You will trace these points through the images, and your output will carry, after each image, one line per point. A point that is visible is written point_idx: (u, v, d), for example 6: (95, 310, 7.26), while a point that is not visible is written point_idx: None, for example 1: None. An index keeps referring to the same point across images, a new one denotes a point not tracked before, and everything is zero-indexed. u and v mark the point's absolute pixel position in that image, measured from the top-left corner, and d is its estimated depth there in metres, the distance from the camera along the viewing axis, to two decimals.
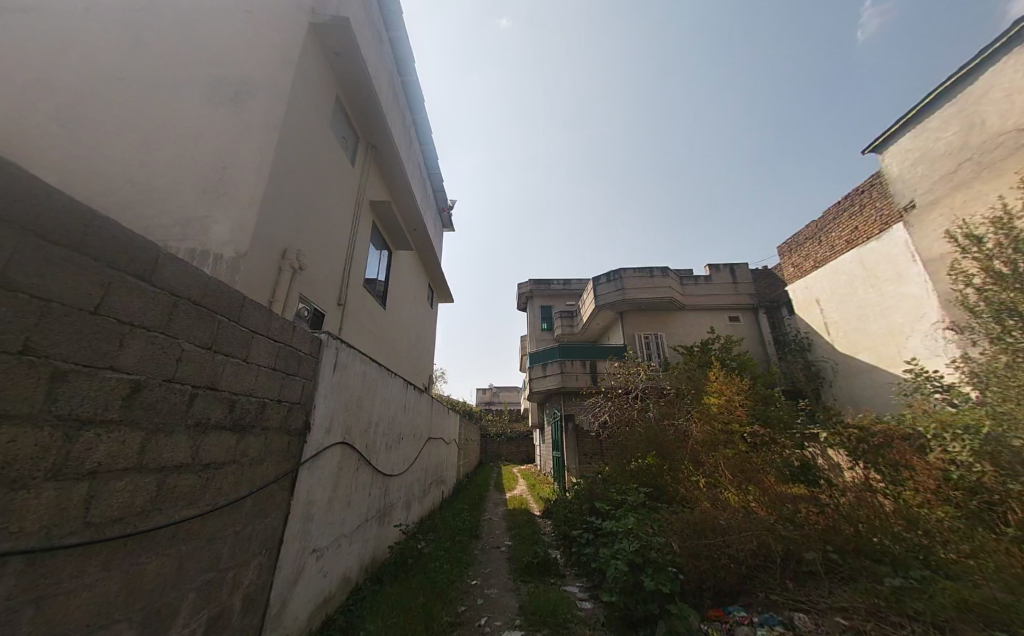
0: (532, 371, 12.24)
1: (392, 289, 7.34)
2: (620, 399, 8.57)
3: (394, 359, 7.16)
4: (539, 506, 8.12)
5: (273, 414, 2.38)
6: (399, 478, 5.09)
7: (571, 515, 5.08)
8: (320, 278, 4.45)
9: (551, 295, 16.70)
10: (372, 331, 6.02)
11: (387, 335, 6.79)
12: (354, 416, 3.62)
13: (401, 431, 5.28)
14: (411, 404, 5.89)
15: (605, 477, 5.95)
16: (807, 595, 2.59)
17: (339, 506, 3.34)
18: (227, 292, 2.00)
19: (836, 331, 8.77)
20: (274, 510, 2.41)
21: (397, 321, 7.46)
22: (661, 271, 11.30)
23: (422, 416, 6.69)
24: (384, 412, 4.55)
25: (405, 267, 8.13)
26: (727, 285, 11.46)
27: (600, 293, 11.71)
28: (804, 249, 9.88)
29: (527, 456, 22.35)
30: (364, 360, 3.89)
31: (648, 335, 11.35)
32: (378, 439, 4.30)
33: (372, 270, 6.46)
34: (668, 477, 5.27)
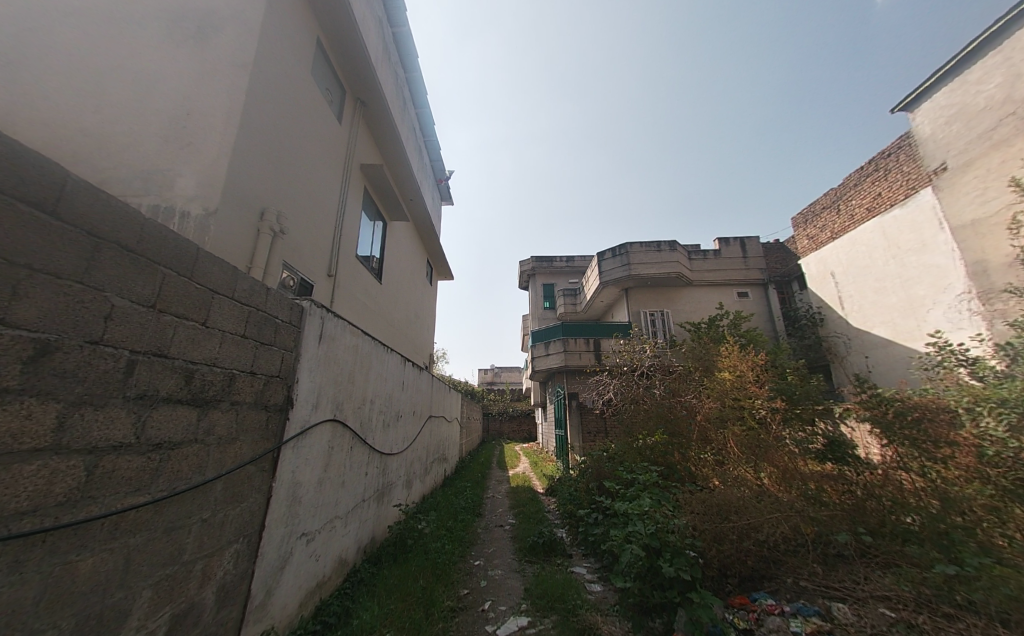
0: (534, 350, 12.00)
1: (388, 263, 6.99)
2: (626, 376, 8.31)
3: (391, 336, 6.88)
4: (542, 483, 8.03)
5: (245, 387, 2.08)
6: (398, 456, 4.88)
7: (576, 494, 4.91)
8: (307, 245, 4.10)
9: (553, 272, 16.29)
10: (367, 306, 5.73)
11: (384, 310, 6.48)
12: (346, 392, 3.34)
13: (399, 409, 5.04)
14: (410, 381, 5.64)
15: (612, 456, 5.76)
16: (841, 580, 2.38)
17: (332, 487, 3.11)
18: (174, 241, 1.66)
19: (851, 305, 8.44)
20: (252, 493, 2.16)
21: (393, 296, 7.14)
22: (668, 245, 10.86)
23: (423, 395, 6.49)
24: (380, 389, 4.28)
25: (402, 240, 7.75)
26: (737, 260, 11.03)
27: (604, 268, 11.31)
28: (820, 219, 9.40)
29: (529, 434, 22.53)
30: (355, 333, 3.57)
31: (654, 312, 11.02)
32: (374, 416, 4.04)
33: (366, 242, 6.10)
34: (678, 455, 5.06)
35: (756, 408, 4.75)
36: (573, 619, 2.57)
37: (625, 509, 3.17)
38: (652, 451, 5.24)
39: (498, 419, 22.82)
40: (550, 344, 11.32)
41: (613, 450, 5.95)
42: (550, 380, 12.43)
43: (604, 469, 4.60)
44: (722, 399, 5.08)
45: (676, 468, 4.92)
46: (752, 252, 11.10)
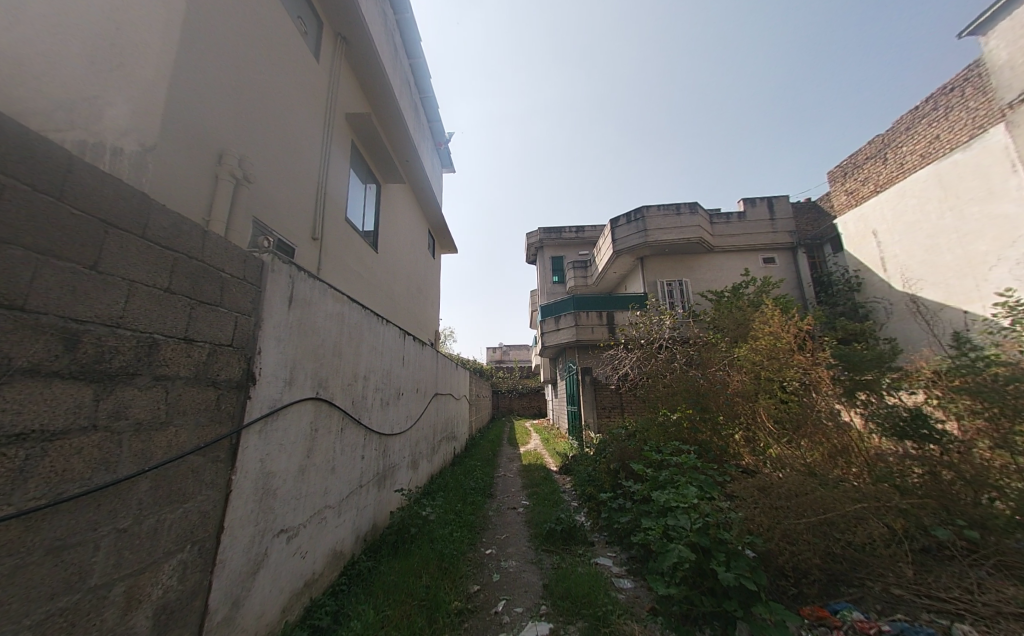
0: (544, 324, 11.47)
1: (384, 230, 6.42)
2: (645, 349, 7.77)
3: (392, 310, 6.43)
4: (556, 461, 7.71)
5: (177, 358, 1.59)
6: (400, 436, 4.48)
7: (595, 474, 4.47)
8: (282, 200, 3.56)
9: (562, 244, 15.50)
10: (363, 275, 5.26)
11: (381, 281, 5.97)
12: (330, 366, 2.86)
13: (400, 386, 4.61)
14: (412, 356, 5.19)
15: (632, 432, 5.30)
16: (948, 589, 1.90)
17: (318, 473, 2.68)
18: (23, 139, 1.12)
19: (894, 265, 7.69)
20: (201, 491, 1.71)
21: (392, 267, 6.64)
22: (688, 209, 10.04)
23: (428, 370, 6.10)
24: (375, 364, 3.81)
25: (399, 206, 7.15)
26: (763, 222, 10.23)
27: (618, 236, 10.54)
28: (862, 172, 8.45)
29: (539, 410, 22.48)
30: (339, 298, 3.06)
31: (672, 281, 10.35)
32: (368, 394, 3.59)
33: (359, 205, 5.54)
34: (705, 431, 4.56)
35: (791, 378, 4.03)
36: (602, 627, 2.16)
37: (660, 496, 2.71)
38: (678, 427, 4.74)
39: (508, 395, 22.76)
40: (561, 318, 10.78)
41: (633, 426, 5.50)
42: (561, 355, 11.99)
43: (624, 446, 4.13)
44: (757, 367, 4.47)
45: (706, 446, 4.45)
46: (780, 213, 10.28)
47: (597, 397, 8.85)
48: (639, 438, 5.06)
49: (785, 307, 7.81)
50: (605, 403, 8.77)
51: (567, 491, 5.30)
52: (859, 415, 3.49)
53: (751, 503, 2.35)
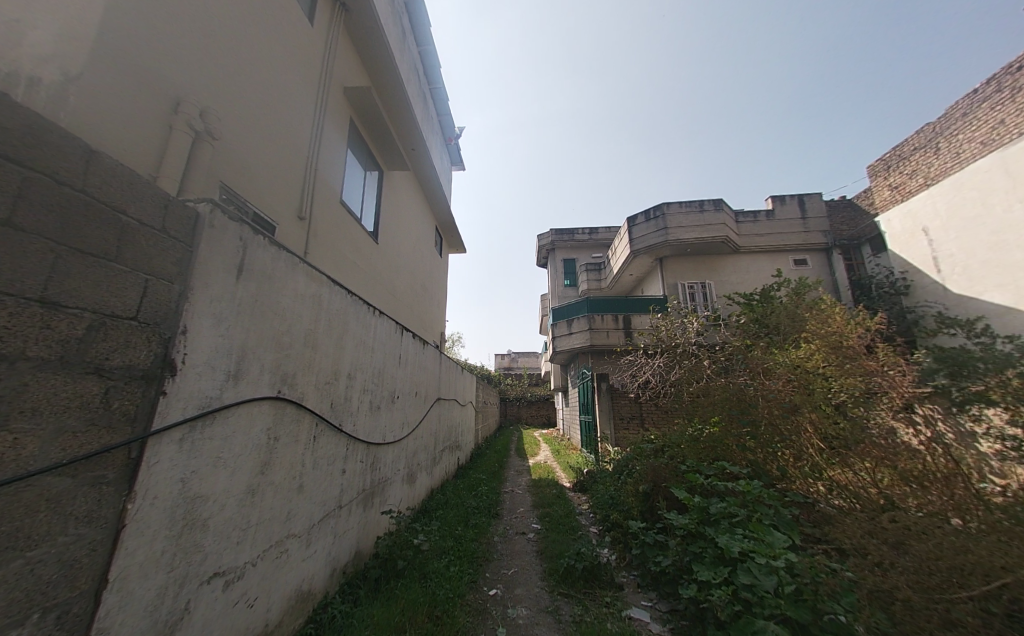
0: (556, 328, 10.86)
1: (386, 219, 5.95)
2: (667, 354, 7.07)
3: (391, 305, 5.93)
4: (570, 476, 7.02)
5: (23, 327, 1.04)
6: (393, 447, 3.88)
7: (621, 495, 3.85)
8: (260, 168, 3.08)
9: (575, 246, 14.93)
10: (358, 264, 4.75)
11: (380, 274, 5.47)
12: (300, 359, 2.30)
13: (397, 388, 4.07)
14: (412, 355, 4.66)
15: (664, 447, 4.69)
16: None
17: (280, 494, 2.11)
18: None
19: (950, 266, 6.93)
20: (61, 529, 1.14)
21: (393, 260, 6.16)
22: (713, 206, 9.40)
23: (430, 372, 5.57)
24: (364, 362, 3.25)
25: (404, 196, 6.70)
26: (794, 222, 9.61)
27: (636, 234, 9.92)
28: (909, 164, 7.73)
29: (547, 420, 21.74)
30: (317, 278, 2.52)
31: (694, 283, 9.69)
32: (352, 396, 3.01)
33: (357, 190, 5.08)
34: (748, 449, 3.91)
35: (848, 385, 3.43)
36: None
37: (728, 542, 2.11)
38: (714, 443, 4.10)
39: (516, 403, 22.08)
40: (574, 321, 10.17)
41: (661, 440, 4.83)
42: (574, 361, 11.33)
43: (654, 462, 3.53)
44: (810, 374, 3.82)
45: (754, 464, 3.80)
46: (812, 212, 9.64)
47: (613, 406, 8.00)
48: (672, 454, 4.46)
49: (830, 305, 6.99)
50: (623, 413, 7.91)
51: (585, 515, 4.63)
52: (922, 435, 2.87)
53: (866, 573, 1.86)
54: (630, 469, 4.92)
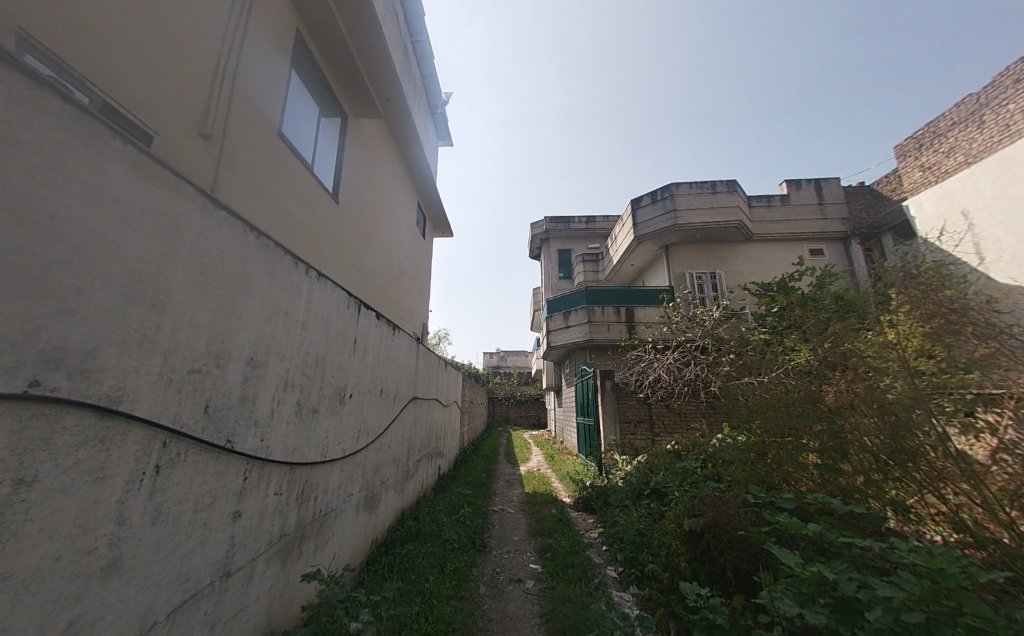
0: (551, 322, 9.88)
1: (351, 176, 4.80)
2: (684, 354, 6.45)
3: (357, 282, 4.81)
4: (569, 488, 6.04)
5: None
6: (337, 466, 2.76)
7: (659, 531, 2.87)
8: (107, 29, 1.94)
9: (570, 236, 13.94)
10: (305, 221, 3.64)
11: (339, 241, 4.33)
12: (112, 323, 1.20)
13: (351, 385, 2.98)
14: (377, 341, 3.57)
15: (715, 469, 3.62)
16: None
17: (32, 598, 1.01)
18: None
19: (991, 252, 6.23)
20: None
21: (362, 228, 5.07)
22: (726, 187, 8.52)
23: (403, 365, 4.49)
24: (289, 344, 2.16)
25: (378, 156, 5.61)
26: (812, 208, 8.85)
27: (641, 218, 8.98)
28: (946, 142, 7.12)
29: (538, 421, 20.93)
30: (169, 184, 1.42)
31: (703, 273, 8.84)
32: (259, 394, 1.90)
33: (310, 131, 3.96)
34: (818, 444, 2.81)
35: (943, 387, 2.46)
36: None
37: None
38: (766, 460, 3.10)
39: (505, 403, 21.13)
40: (571, 314, 9.22)
41: (713, 462, 3.73)
42: (570, 357, 10.35)
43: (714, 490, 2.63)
44: (893, 350, 2.74)
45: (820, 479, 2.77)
46: (830, 198, 8.90)
47: (619, 409, 6.56)
48: (724, 479, 3.40)
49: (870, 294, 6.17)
50: (629, 416, 6.51)
51: (599, 551, 3.50)
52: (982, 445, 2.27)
53: None
54: (660, 492, 3.85)
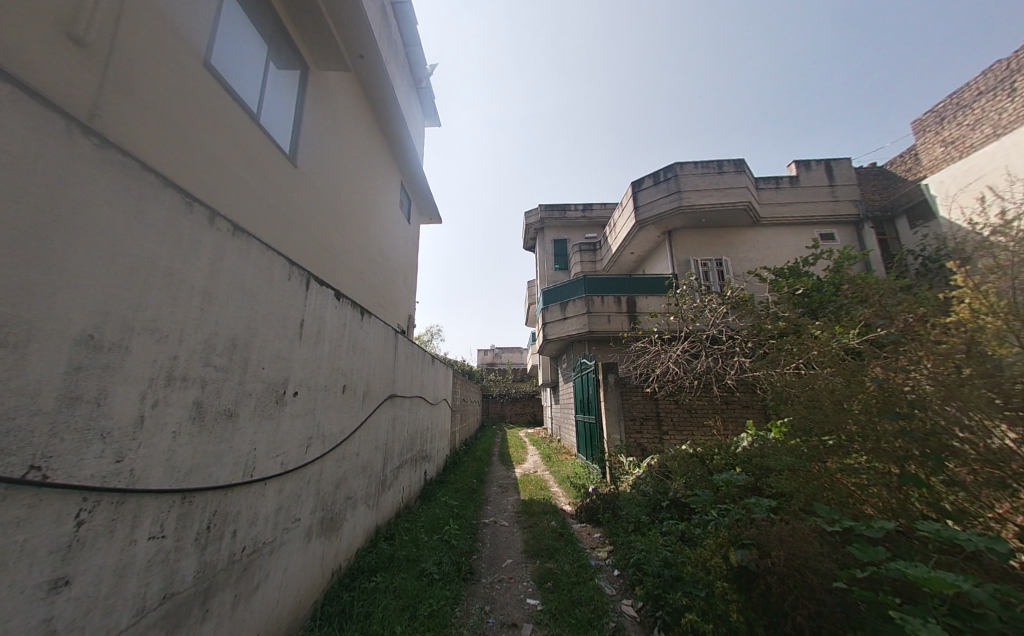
0: (546, 313, 9.25)
1: (315, 136, 4.12)
2: (694, 346, 5.86)
3: (321, 260, 4.17)
4: (568, 494, 5.45)
5: None
6: (273, 486, 2.11)
7: (694, 562, 2.26)
8: None
9: (566, 225, 13.31)
10: (245, 179, 2.99)
11: (294, 209, 3.67)
12: None
13: (296, 380, 2.32)
14: (339, 327, 2.92)
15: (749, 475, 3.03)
16: None
17: None
18: None
19: None
20: None
21: (329, 200, 4.42)
22: (733, 167, 7.94)
23: (378, 357, 3.83)
24: (178, 322, 1.50)
25: (350, 120, 4.95)
26: (822, 189, 8.31)
27: (642, 201, 8.36)
28: (972, 114, 6.66)
29: (533, 418, 20.39)
30: None
31: (708, 260, 8.28)
32: (111, 393, 1.24)
33: (256, 73, 3.27)
34: (877, 436, 2.16)
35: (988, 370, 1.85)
36: None
37: None
38: (810, 468, 2.44)
39: (499, 400, 20.55)
40: (568, 305, 8.61)
41: (746, 467, 3.11)
42: (567, 351, 9.74)
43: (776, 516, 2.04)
44: None
45: (874, 481, 2.10)
46: (841, 179, 8.37)
47: (623, 405, 5.84)
48: (766, 489, 2.79)
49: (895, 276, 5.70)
50: (634, 413, 5.81)
51: (613, 579, 2.85)
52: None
53: None
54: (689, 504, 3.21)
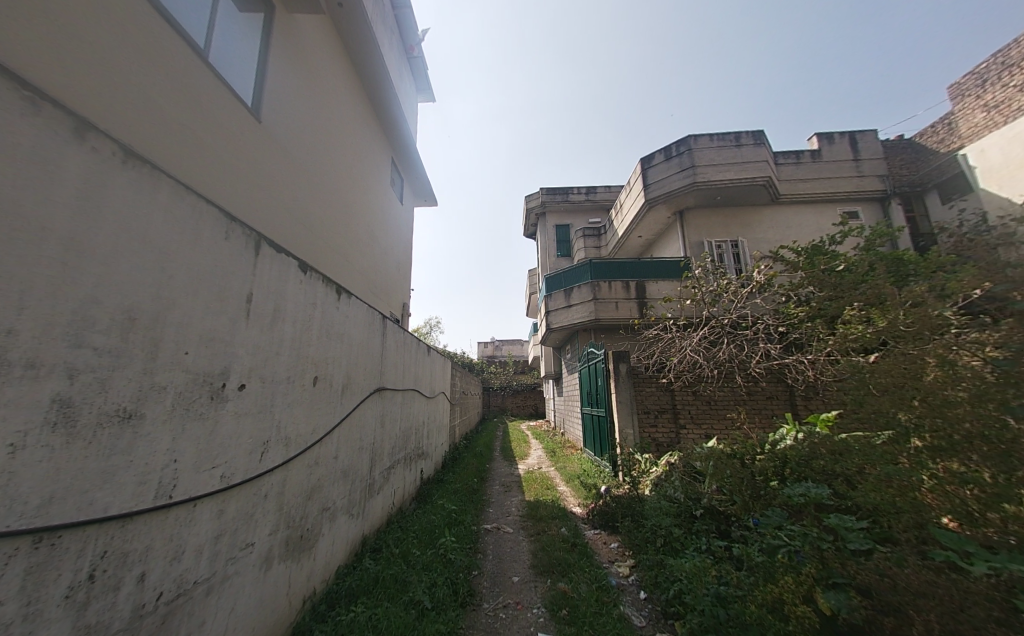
0: (549, 301, 8.72)
1: (284, 87, 3.59)
2: (715, 332, 5.39)
3: (293, 231, 3.71)
4: (578, 495, 4.97)
5: None
6: (208, 507, 1.60)
7: (758, 601, 1.75)
8: None
9: (568, 209, 12.69)
10: (183, 123, 2.54)
11: (252, 166, 3.16)
12: None
13: (242, 369, 1.80)
14: (307, 306, 2.40)
15: (803, 481, 2.53)
16: None
17: None
18: None
19: None
20: None
21: (304, 165, 3.93)
22: (752, 139, 7.34)
23: (361, 344, 3.32)
24: (13, 277, 0.97)
25: (328, 79, 4.42)
26: (846, 164, 7.71)
27: (651, 178, 7.76)
28: (1020, 74, 6.10)
29: (535, 410, 20.01)
30: None
31: (723, 241, 7.73)
32: None
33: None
34: (1001, 435, 1.59)
35: None
36: None
37: None
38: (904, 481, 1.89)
39: (501, 393, 20.15)
40: (572, 292, 8.07)
41: (800, 472, 2.59)
42: (572, 341, 9.23)
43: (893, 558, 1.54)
44: None
45: (1001, 496, 1.54)
46: (866, 153, 7.78)
47: (636, 397, 5.30)
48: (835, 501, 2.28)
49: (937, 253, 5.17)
50: (648, 405, 5.27)
51: (640, 605, 2.37)
52: None
53: None
54: (738, 519, 2.69)
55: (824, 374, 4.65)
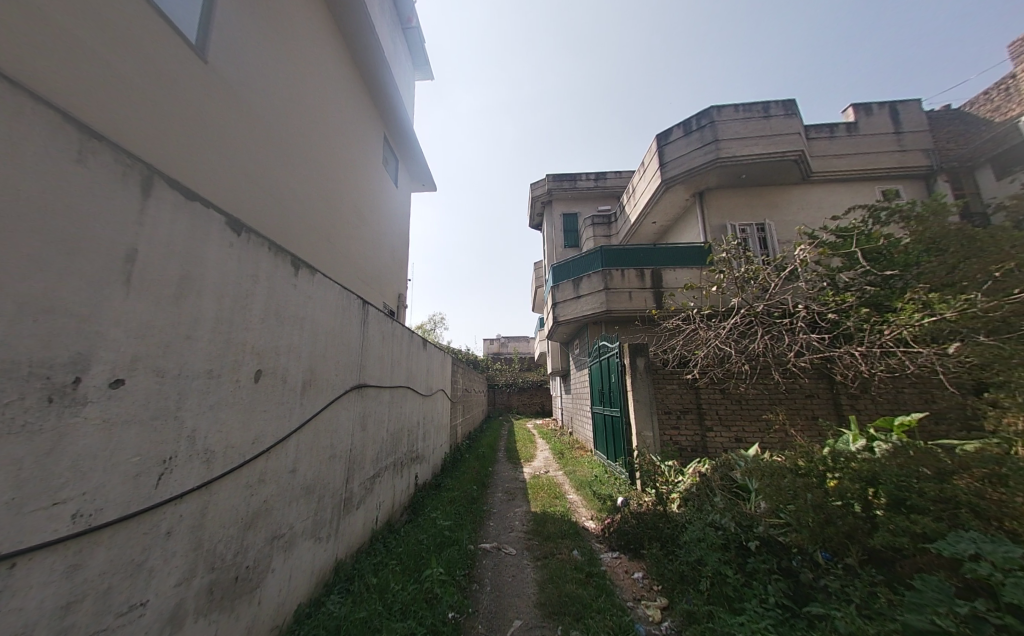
0: (557, 292, 8.12)
1: (242, 30, 3.07)
2: (747, 320, 4.73)
3: (253, 200, 3.20)
4: (591, 506, 4.38)
5: None
6: (50, 563, 1.06)
7: None
8: None
9: (577, 197, 12.04)
10: (93, 47, 2.04)
11: (195, 117, 2.65)
12: None
13: (119, 356, 1.25)
14: (242, 279, 1.83)
15: (900, 510, 1.94)
16: None
17: None
18: None
19: None
20: None
21: (270, 126, 3.41)
22: (781, 109, 6.64)
23: (331, 332, 2.76)
24: None
25: (302, 31, 3.89)
26: (887, 137, 6.96)
27: (669, 155, 7.09)
28: None
29: (542, 408, 19.50)
30: None
31: (748, 224, 7.05)
32: None
33: None
34: None
35: None
36: None
37: None
38: None
39: (506, 390, 19.68)
40: (581, 282, 7.46)
41: (892, 497, 1.99)
42: (581, 335, 8.63)
43: None
44: None
45: None
46: (910, 125, 7.01)
47: (655, 395, 4.68)
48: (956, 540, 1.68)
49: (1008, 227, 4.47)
50: (670, 405, 4.66)
51: None
52: None
53: None
54: (803, 552, 2.12)
55: (878, 369, 4.02)
